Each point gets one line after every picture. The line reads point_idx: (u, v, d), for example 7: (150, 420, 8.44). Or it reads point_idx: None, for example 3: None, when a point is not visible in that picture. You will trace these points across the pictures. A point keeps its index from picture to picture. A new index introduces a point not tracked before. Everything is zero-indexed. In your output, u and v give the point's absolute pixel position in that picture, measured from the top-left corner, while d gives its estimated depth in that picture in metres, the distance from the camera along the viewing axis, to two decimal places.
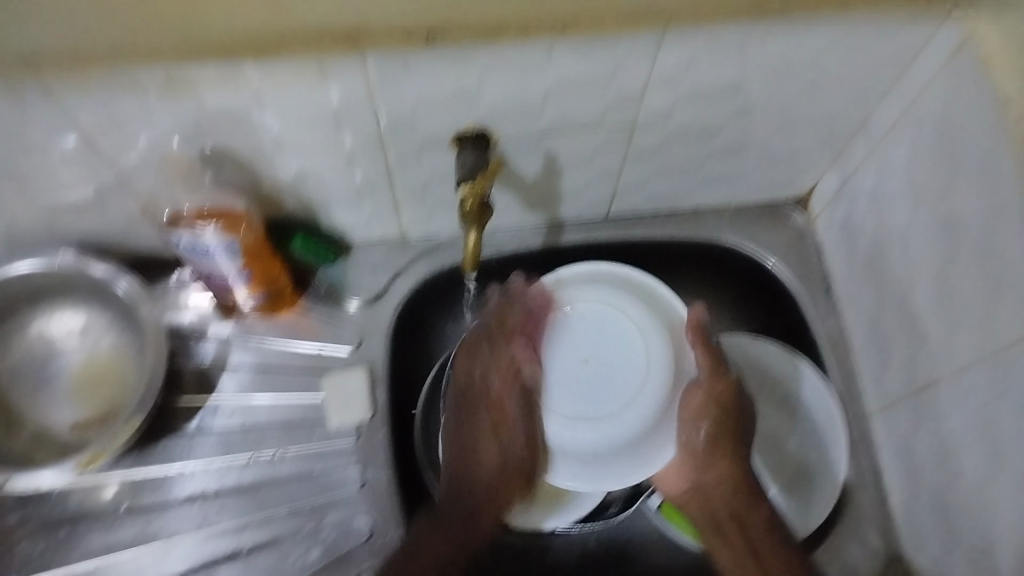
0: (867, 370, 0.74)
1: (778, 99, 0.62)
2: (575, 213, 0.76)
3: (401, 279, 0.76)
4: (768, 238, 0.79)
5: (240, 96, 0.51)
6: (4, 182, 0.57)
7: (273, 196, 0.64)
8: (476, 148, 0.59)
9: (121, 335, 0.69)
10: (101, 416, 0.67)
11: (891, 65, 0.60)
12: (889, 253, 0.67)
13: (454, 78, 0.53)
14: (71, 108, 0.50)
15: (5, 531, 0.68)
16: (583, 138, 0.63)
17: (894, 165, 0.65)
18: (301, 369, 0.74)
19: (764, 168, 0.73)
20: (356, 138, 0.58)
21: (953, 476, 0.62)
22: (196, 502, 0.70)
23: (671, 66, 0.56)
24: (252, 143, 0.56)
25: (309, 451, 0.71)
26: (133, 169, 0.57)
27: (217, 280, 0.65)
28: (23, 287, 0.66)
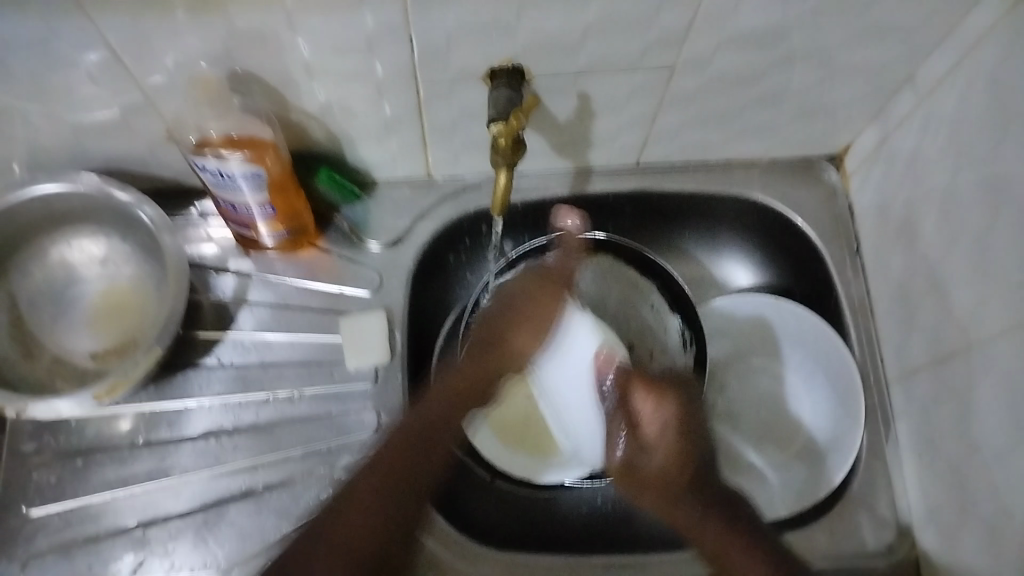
0: (890, 334, 0.72)
1: (822, 47, 0.60)
2: (603, 161, 0.75)
3: (423, 221, 0.75)
4: (799, 194, 0.78)
5: (271, 17, 0.50)
6: (27, 98, 0.55)
7: (298, 127, 0.63)
8: (509, 81, 0.57)
9: (142, 265, 0.68)
10: (121, 346, 0.67)
11: (944, 14, 0.58)
12: (924, 213, 0.66)
13: (491, 9, 0.51)
14: (99, 20, 0.49)
15: (20, 457, 0.68)
16: (619, 80, 0.61)
17: (937, 120, 0.63)
18: (319, 308, 0.73)
19: (801, 121, 0.71)
20: (387, 69, 0.56)
21: (978, 440, 0.61)
22: (211, 438, 0.69)
23: (716, 6, 0.54)
24: (280, 69, 0.55)
25: (326, 393, 0.71)
26: (159, 91, 0.56)
27: (240, 215, 0.64)
28: (42, 211, 0.65)
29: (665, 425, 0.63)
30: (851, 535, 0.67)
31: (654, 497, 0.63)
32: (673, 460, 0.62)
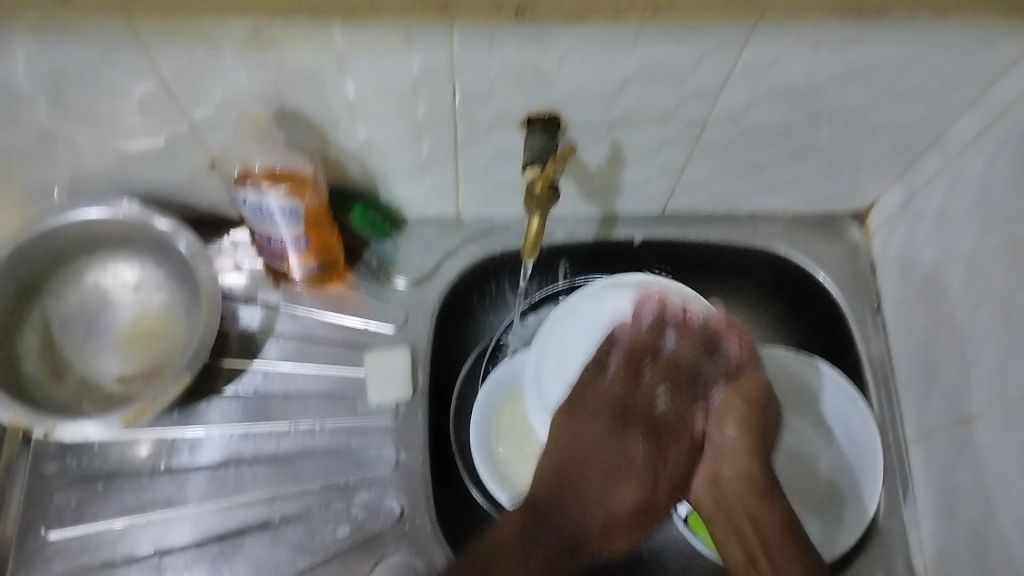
0: (910, 391, 0.72)
1: (853, 106, 0.61)
2: (631, 208, 0.76)
3: (451, 261, 0.76)
4: (822, 248, 0.78)
5: (322, 58, 0.51)
6: (77, 125, 0.57)
7: (337, 164, 0.64)
8: (546, 130, 0.59)
9: (173, 294, 0.69)
10: (148, 371, 0.68)
11: (977, 78, 0.59)
12: (948, 273, 0.67)
13: (535, 58, 0.53)
14: (156, 53, 0.50)
15: (41, 477, 0.68)
16: (652, 131, 0.62)
17: (965, 182, 0.64)
18: (344, 343, 0.73)
19: (827, 177, 0.72)
20: (429, 112, 0.57)
21: (999, 501, 0.61)
22: (231, 467, 0.69)
23: (753, 64, 0.55)
24: (325, 108, 0.56)
25: (346, 427, 0.71)
26: (205, 122, 0.57)
27: (274, 247, 0.65)
28: (81, 235, 0.66)
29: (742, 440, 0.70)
30: None
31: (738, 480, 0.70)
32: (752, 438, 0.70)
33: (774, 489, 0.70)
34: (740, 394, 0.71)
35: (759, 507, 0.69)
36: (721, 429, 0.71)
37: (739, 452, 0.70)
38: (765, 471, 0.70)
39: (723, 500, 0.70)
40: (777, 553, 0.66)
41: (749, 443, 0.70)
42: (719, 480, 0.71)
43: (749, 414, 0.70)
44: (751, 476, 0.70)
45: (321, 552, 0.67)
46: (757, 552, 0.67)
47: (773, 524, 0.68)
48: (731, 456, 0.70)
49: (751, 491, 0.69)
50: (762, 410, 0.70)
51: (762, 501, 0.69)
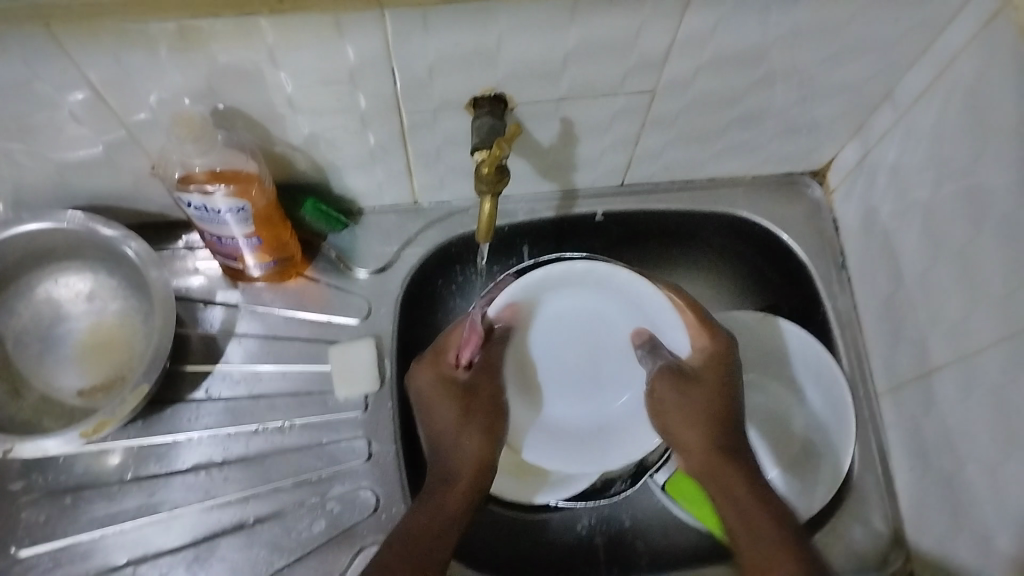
0: (877, 346, 0.72)
1: (800, 67, 0.61)
2: (589, 182, 0.75)
3: (411, 248, 0.75)
4: (783, 209, 0.78)
5: (252, 52, 0.50)
6: (8, 138, 0.55)
7: (283, 158, 0.62)
8: (491, 110, 0.58)
9: (128, 300, 0.68)
10: (108, 382, 0.66)
11: (922, 32, 0.59)
12: (907, 228, 0.66)
13: (472, 39, 0.51)
14: (81, 60, 0.49)
15: (8, 497, 0.67)
16: (601, 103, 0.61)
17: (918, 136, 0.64)
18: (308, 339, 0.72)
19: (783, 138, 0.71)
20: (369, 100, 0.56)
21: (968, 452, 0.61)
22: (201, 471, 0.69)
23: (695, 30, 0.54)
24: (263, 102, 0.55)
25: (316, 422, 0.70)
26: (142, 126, 0.56)
27: (226, 247, 0.64)
28: (28, 248, 0.65)
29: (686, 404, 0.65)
30: (845, 547, 0.69)
31: (693, 433, 0.64)
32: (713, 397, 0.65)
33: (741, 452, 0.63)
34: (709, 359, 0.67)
35: (740, 478, 0.61)
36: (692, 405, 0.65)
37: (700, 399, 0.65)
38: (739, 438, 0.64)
39: (719, 484, 0.61)
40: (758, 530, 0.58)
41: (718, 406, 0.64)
42: (712, 458, 0.62)
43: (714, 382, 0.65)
44: (725, 418, 0.64)
45: (298, 549, 0.67)
46: (738, 528, 0.59)
47: (757, 514, 0.59)
48: (687, 399, 0.65)
49: (728, 459, 0.62)
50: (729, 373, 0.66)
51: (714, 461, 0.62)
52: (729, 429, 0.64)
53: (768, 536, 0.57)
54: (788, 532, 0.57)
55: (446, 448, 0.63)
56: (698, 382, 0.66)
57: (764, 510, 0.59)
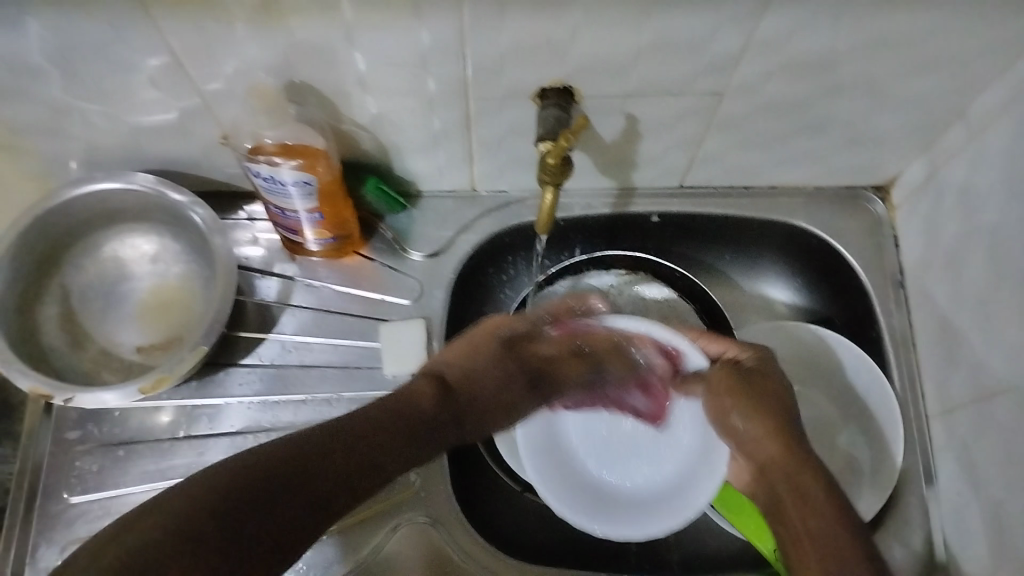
0: (931, 369, 0.71)
1: (871, 78, 0.60)
2: (647, 181, 0.75)
3: (467, 233, 0.76)
4: (843, 222, 0.77)
5: (329, 30, 0.51)
6: (91, 100, 0.57)
7: (350, 136, 0.64)
8: (559, 102, 0.58)
9: (189, 265, 0.70)
10: (166, 341, 0.69)
11: (1002, 50, 0.58)
12: (971, 250, 0.65)
13: (544, 29, 0.52)
14: (165, 27, 0.50)
15: (64, 444, 0.70)
16: (666, 102, 0.61)
17: (989, 157, 0.63)
18: (360, 315, 0.74)
19: (849, 151, 0.71)
20: (438, 84, 0.57)
21: (1019, 481, 0.60)
22: (249, 435, 0.70)
23: (768, 34, 0.54)
24: (336, 80, 0.56)
25: (363, 397, 0.71)
26: (218, 96, 0.57)
27: (288, 219, 0.66)
28: (99, 207, 0.67)
29: (751, 432, 0.62)
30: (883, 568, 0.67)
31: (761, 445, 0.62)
32: (757, 414, 0.62)
33: (814, 458, 0.60)
34: (723, 379, 0.65)
35: (806, 478, 0.59)
36: (727, 421, 0.64)
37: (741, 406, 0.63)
38: (801, 442, 0.61)
39: (774, 488, 0.60)
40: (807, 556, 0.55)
41: (760, 424, 0.62)
42: (764, 467, 0.61)
43: (752, 401, 0.62)
44: (781, 448, 0.60)
45: None
46: (793, 519, 0.58)
47: (819, 517, 0.57)
48: (751, 427, 0.62)
49: (788, 461, 0.60)
50: (757, 394, 0.63)
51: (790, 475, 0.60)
52: (799, 465, 0.60)
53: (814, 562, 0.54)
54: (851, 543, 0.55)
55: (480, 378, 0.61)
56: (744, 405, 0.63)
57: (834, 523, 0.56)
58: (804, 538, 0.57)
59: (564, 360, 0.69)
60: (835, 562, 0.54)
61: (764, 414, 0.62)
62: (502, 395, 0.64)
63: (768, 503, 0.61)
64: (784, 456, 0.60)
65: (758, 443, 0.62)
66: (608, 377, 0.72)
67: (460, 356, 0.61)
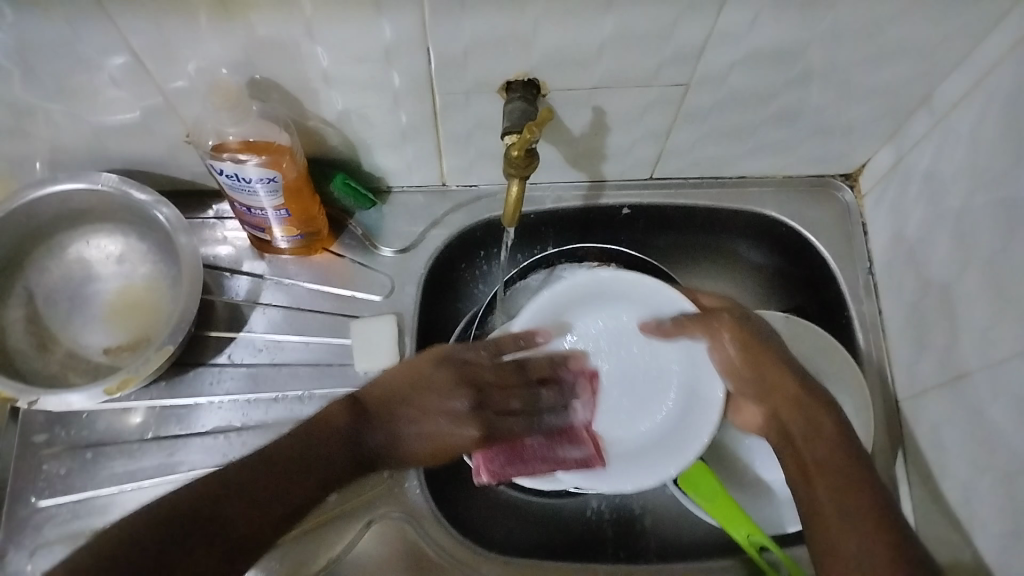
0: (899, 356, 0.72)
1: (836, 67, 0.60)
2: (617, 174, 0.75)
3: (437, 228, 0.75)
4: (812, 211, 0.78)
5: (291, 24, 0.50)
6: (50, 98, 0.56)
7: (316, 132, 0.63)
8: (524, 95, 0.58)
9: (157, 265, 0.70)
10: (134, 342, 0.68)
11: (964, 38, 0.58)
12: (936, 238, 0.66)
13: (509, 22, 0.52)
14: (123, 24, 0.50)
15: (32, 448, 0.69)
16: (633, 94, 0.61)
17: (953, 145, 0.63)
18: (331, 313, 0.73)
19: (816, 141, 0.71)
20: (403, 78, 0.56)
21: (986, 465, 0.61)
22: (220, 435, 0.70)
23: (732, 24, 0.54)
24: (300, 75, 0.55)
25: (335, 394, 0.71)
26: (180, 94, 0.57)
27: (255, 217, 0.65)
28: (62, 207, 0.66)
29: (731, 358, 0.67)
30: None
31: (772, 369, 0.65)
32: (750, 346, 0.67)
33: (829, 397, 0.64)
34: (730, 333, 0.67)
35: (815, 412, 0.63)
36: (721, 352, 0.68)
37: (749, 338, 0.67)
38: (817, 386, 0.65)
39: (801, 419, 0.63)
40: (822, 478, 0.59)
41: (750, 351, 0.66)
42: (776, 408, 0.65)
43: (754, 342, 0.66)
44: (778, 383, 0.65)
45: None
46: (813, 468, 0.60)
47: (829, 439, 0.61)
48: (740, 362, 0.67)
49: (789, 399, 0.64)
50: (771, 351, 0.66)
51: (816, 405, 0.64)
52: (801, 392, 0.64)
53: (849, 474, 0.58)
54: (864, 470, 0.59)
55: (410, 425, 0.61)
56: (728, 338, 0.67)
57: (841, 445, 0.60)
58: (807, 463, 0.61)
59: (491, 420, 0.64)
60: (838, 470, 0.59)
61: (754, 347, 0.66)
62: (422, 384, 0.62)
63: (787, 441, 0.64)
64: (789, 391, 0.65)
65: (773, 370, 0.65)
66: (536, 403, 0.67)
67: (415, 390, 0.62)
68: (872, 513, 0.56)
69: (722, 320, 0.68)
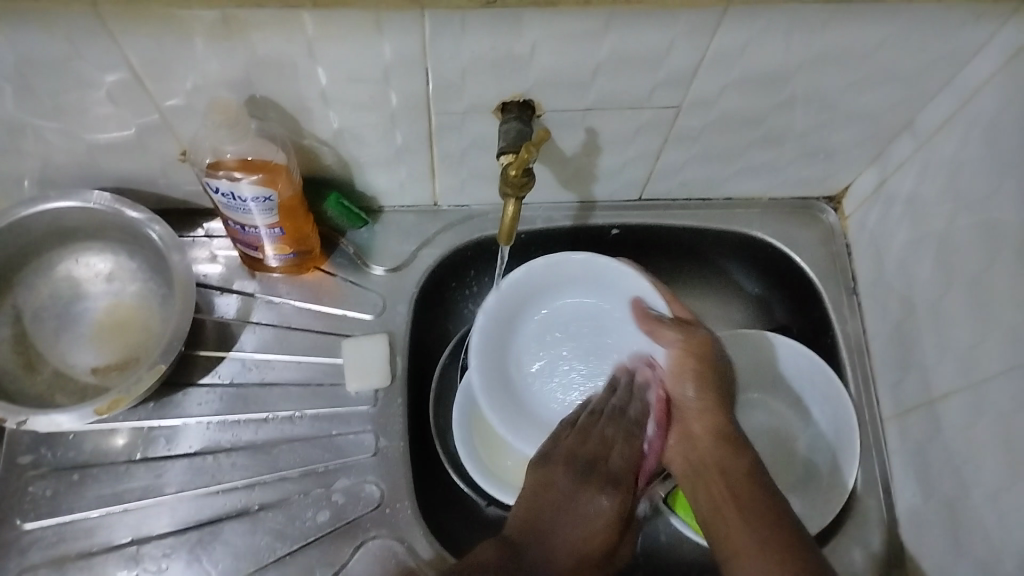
0: (886, 374, 0.73)
1: (823, 93, 0.62)
2: (607, 194, 0.76)
3: (428, 248, 0.75)
4: (797, 232, 0.79)
5: (292, 44, 0.51)
6: (44, 116, 0.56)
7: (311, 151, 0.63)
8: (519, 115, 0.58)
9: (146, 284, 0.69)
10: (122, 362, 0.67)
11: (946, 66, 0.60)
12: (920, 258, 0.67)
13: (507, 45, 0.52)
14: (123, 42, 0.50)
15: (17, 469, 0.68)
16: (625, 116, 0.62)
17: (935, 168, 0.65)
18: (321, 332, 0.73)
19: (802, 163, 0.72)
20: (400, 99, 0.57)
21: (972, 479, 0.62)
22: (209, 455, 0.69)
23: (724, 50, 0.55)
24: (297, 95, 0.56)
25: (326, 414, 0.71)
26: (176, 111, 0.57)
27: (248, 236, 0.65)
28: (52, 225, 0.66)
29: (687, 396, 0.66)
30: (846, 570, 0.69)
31: (700, 424, 0.65)
32: (705, 385, 0.66)
33: (742, 439, 0.64)
34: (684, 351, 0.68)
35: (729, 456, 0.63)
36: (681, 388, 0.67)
37: (699, 360, 0.67)
38: (734, 423, 0.65)
39: (695, 467, 0.64)
40: (748, 524, 0.57)
41: (710, 401, 0.66)
42: (690, 441, 0.65)
43: (700, 371, 0.67)
44: (720, 429, 0.64)
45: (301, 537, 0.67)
46: (723, 493, 0.61)
47: (739, 472, 0.61)
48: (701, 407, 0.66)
49: (716, 443, 0.64)
50: (712, 367, 0.67)
51: (727, 446, 0.63)
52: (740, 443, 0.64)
53: (749, 514, 0.58)
54: (766, 501, 0.59)
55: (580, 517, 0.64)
56: (690, 374, 0.67)
57: (751, 485, 0.60)
58: (733, 492, 0.60)
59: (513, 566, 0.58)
60: (744, 504, 0.59)
61: (707, 383, 0.66)
62: (547, 499, 0.64)
63: (686, 477, 0.64)
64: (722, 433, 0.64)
65: (704, 424, 0.65)
66: (626, 419, 0.69)
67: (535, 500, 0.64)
68: (775, 547, 0.55)
69: (675, 333, 0.68)
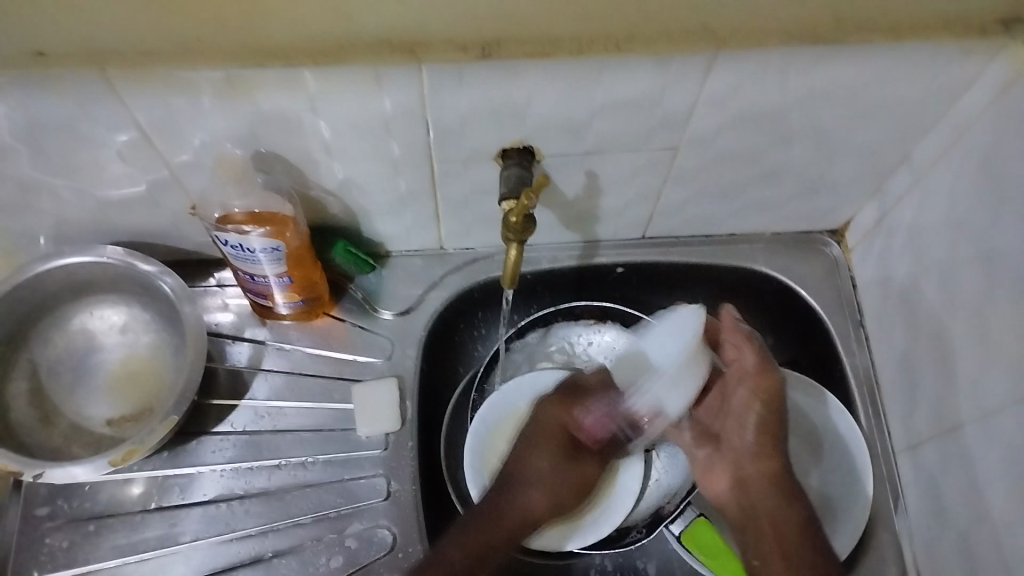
0: (896, 406, 0.73)
1: (819, 130, 0.62)
2: (611, 234, 0.77)
3: (436, 291, 0.76)
4: (802, 266, 0.79)
5: (295, 101, 0.52)
6: (58, 176, 0.58)
7: (317, 201, 0.65)
8: (520, 161, 0.60)
9: (159, 334, 0.70)
10: (136, 413, 0.68)
11: (938, 101, 0.60)
12: (923, 290, 0.67)
13: (504, 95, 0.54)
14: (133, 105, 0.52)
15: (34, 521, 0.69)
16: (623, 158, 0.63)
17: (934, 200, 0.65)
18: (330, 377, 0.74)
19: (802, 199, 0.73)
20: (403, 148, 0.58)
21: (985, 510, 0.61)
22: (222, 503, 0.70)
23: (716, 93, 0.57)
24: (303, 148, 0.57)
25: (339, 458, 0.71)
26: (186, 167, 0.58)
27: (257, 285, 0.66)
28: (67, 280, 0.67)
29: (743, 437, 0.66)
30: None
31: (766, 464, 0.66)
32: (768, 435, 0.66)
33: (797, 488, 0.66)
34: (751, 390, 0.66)
35: (780, 505, 0.65)
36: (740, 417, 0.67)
37: (762, 398, 0.66)
38: (790, 472, 0.66)
39: (753, 501, 0.66)
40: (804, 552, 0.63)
41: (766, 444, 0.66)
42: (742, 480, 0.67)
43: (761, 417, 0.66)
44: (776, 473, 0.66)
45: None
46: (766, 526, 0.65)
47: (790, 519, 0.65)
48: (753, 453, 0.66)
49: (777, 489, 0.66)
50: (778, 409, 0.66)
51: (783, 501, 0.65)
52: (788, 481, 0.66)
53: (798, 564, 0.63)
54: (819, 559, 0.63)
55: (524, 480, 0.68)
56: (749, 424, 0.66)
57: (800, 538, 0.64)
58: (781, 530, 0.65)
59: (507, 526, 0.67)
60: (793, 537, 0.64)
61: (773, 434, 0.66)
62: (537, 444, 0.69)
63: (742, 515, 0.67)
64: (778, 481, 0.66)
65: (766, 465, 0.66)
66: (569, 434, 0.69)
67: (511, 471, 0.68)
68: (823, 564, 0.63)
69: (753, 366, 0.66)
